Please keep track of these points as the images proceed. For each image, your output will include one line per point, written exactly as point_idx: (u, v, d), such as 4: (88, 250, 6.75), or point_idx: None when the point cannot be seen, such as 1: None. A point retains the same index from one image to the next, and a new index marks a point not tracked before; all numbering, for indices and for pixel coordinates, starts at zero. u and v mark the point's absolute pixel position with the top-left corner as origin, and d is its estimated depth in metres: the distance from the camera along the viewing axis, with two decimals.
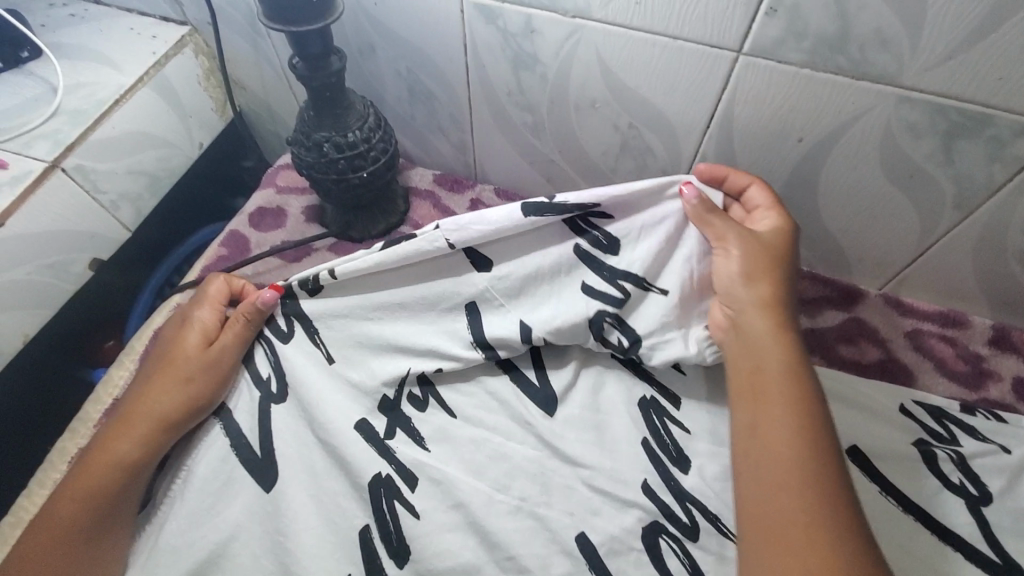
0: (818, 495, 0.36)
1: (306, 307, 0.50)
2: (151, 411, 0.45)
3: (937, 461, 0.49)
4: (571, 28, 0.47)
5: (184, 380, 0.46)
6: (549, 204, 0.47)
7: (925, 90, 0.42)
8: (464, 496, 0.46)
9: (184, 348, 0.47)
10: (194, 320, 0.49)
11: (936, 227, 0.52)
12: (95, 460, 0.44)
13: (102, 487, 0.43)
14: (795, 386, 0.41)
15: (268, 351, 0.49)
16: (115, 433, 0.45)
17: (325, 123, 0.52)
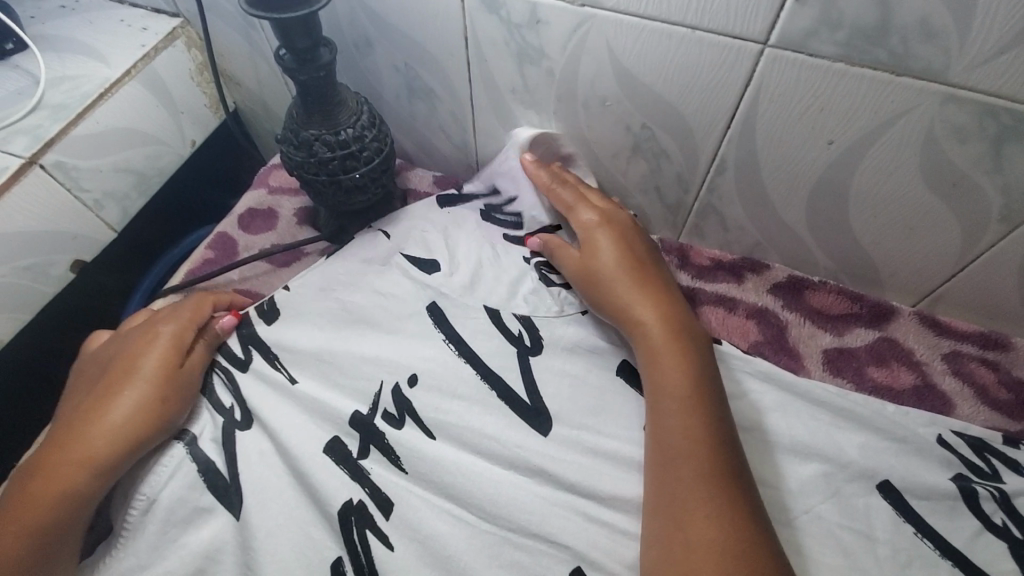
0: (709, 481, 0.39)
1: (261, 331, 0.49)
2: (110, 433, 0.41)
3: (978, 500, 0.44)
4: (579, 18, 0.44)
5: (149, 400, 0.43)
6: (457, 196, 0.61)
7: (975, 89, 0.38)
8: (445, 530, 0.42)
9: (152, 365, 0.44)
10: (163, 334, 0.47)
11: (978, 241, 0.47)
12: (43, 485, 0.40)
13: (49, 518, 0.39)
14: (675, 370, 0.44)
15: (225, 381, 0.47)
16: (68, 457, 0.41)
17: (315, 120, 0.49)
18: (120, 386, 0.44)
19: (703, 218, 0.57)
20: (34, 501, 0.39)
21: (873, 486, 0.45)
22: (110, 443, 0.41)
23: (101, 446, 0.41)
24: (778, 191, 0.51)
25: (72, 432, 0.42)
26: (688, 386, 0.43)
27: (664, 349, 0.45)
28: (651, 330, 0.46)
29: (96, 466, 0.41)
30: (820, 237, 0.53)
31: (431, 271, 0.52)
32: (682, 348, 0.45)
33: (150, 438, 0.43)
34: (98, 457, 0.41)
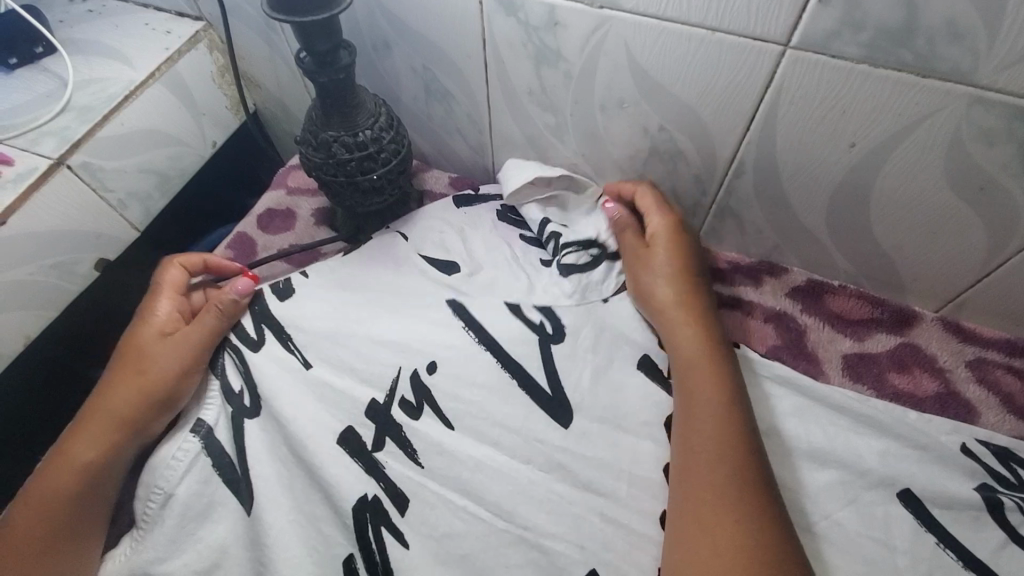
0: (743, 496, 0.39)
1: (274, 310, 0.49)
2: (114, 408, 0.45)
3: (1004, 512, 0.43)
4: (597, 20, 0.43)
5: (143, 375, 0.45)
6: (474, 196, 0.62)
7: (1004, 91, 0.37)
8: (462, 527, 0.43)
9: (150, 343, 0.47)
10: (158, 312, 0.49)
11: (1005, 246, 0.46)
12: (60, 461, 0.44)
13: (64, 490, 0.43)
14: (710, 388, 0.45)
15: (236, 361, 0.47)
16: (81, 433, 0.45)
17: (334, 121, 0.49)
18: (118, 368, 0.47)
19: (721, 220, 0.57)
20: (50, 475, 0.43)
21: (893, 494, 0.44)
22: (111, 419, 0.45)
23: (106, 423, 0.45)
24: (798, 194, 0.50)
25: (86, 410, 0.46)
26: (720, 402, 0.44)
27: (700, 369, 0.46)
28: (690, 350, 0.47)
29: (102, 441, 0.44)
30: (840, 240, 0.53)
31: (448, 271, 0.54)
32: (718, 371, 0.46)
33: (146, 412, 0.45)
34: (104, 432, 0.44)
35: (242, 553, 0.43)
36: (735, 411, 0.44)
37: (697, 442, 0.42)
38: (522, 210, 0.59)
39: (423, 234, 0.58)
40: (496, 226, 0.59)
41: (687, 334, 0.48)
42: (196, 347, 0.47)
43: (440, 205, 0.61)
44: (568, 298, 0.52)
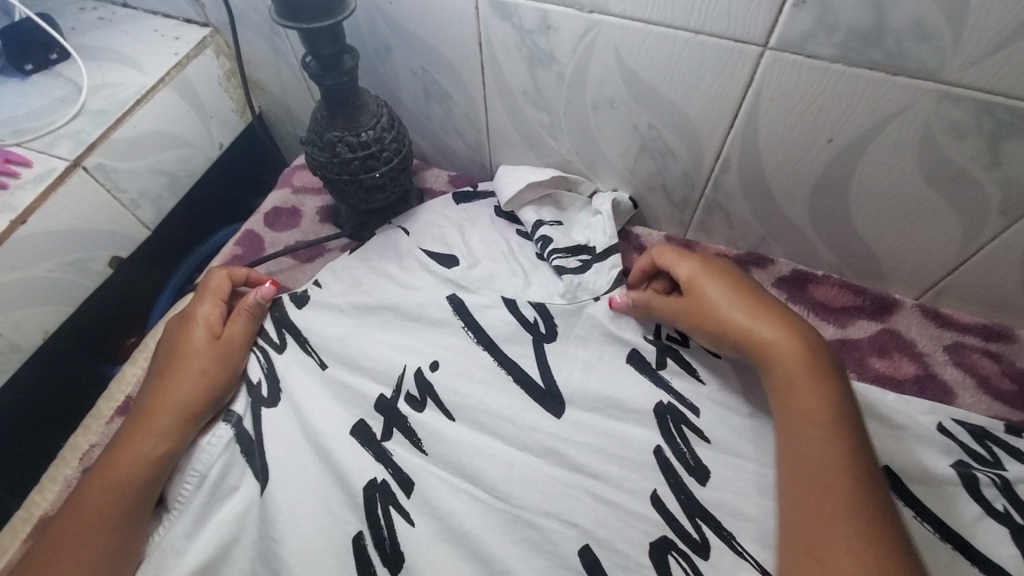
0: (858, 495, 0.40)
1: (296, 319, 0.53)
2: (170, 402, 0.47)
3: (978, 486, 0.45)
4: (587, 24, 0.46)
5: (192, 372, 0.48)
6: (473, 192, 0.65)
7: (969, 87, 0.39)
8: (463, 507, 0.46)
9: (195, 343, 0.50)
10: (200, 315, 0.52)
11: (979, 234, 0.49)
12: (117, 457, 0.45)
13: (124, 484, 0.44)
14: (815, 401, 0.43)
15: (261, 358, 0.52)
16: (136, 430, 0.46)
17: (338, 123, 0.52)
18: (172, 366, 0.49)
19: (710, 215, 0.59)
20: (108, 472, 0.44)
21: None
22: (164, 414, 0.47)
23: (161, 418, 0.46)
24: (782, 188, 0.52)
25: (137, 410, 0.48)
26: (827, 414, 0.43)
27: (800, 381, 0.44)
28: (786, 363, 0.45)
29: (156, 436, 0.46)
30: (824, 231, 0.55)
31: (449, 265, 0.57)
32: (820, 380, 0.44)
33: (196, 406, 0.47)
34: (158, 427, 0.46)
35: (252, 531, 0.45)
36: (839, 419, 0.43)
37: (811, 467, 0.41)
38: (517, 210, 0.62)
39: (424, 228, 0.61)
40: (494, 221, 0.62)
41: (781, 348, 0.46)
42: (238, 346, 0.51)
43: (440, 202, 0.64)
44: (561, 299, 0.55)
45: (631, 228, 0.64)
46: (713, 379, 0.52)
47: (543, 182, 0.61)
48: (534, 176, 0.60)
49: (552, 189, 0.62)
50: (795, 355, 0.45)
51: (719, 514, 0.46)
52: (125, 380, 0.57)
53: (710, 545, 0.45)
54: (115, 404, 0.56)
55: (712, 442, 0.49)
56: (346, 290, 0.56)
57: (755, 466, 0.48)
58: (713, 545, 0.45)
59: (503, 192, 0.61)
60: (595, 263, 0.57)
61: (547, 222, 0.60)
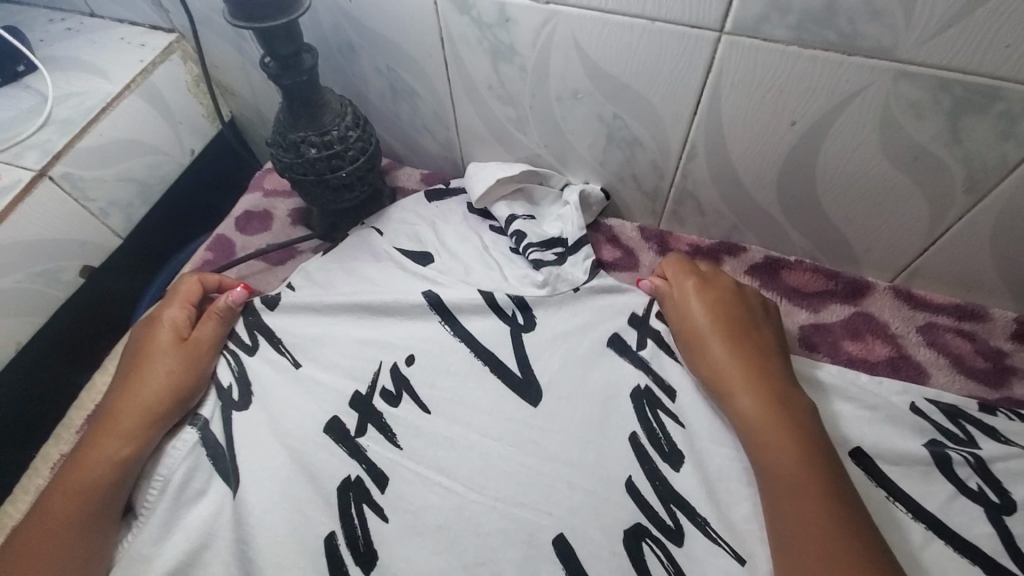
0: (814, 489, 0.41)
1: (268, 321, 0.54)
2: (135, 406, 0.47)
3: (951, 465, 0.45)
4: (545, 15, 0.46)
5: (157, 375, 0.48)
6: (445, 189, 0.65)
7: (925, 65, 0.39)
8: (437, 501, 0.46)
9: (160, 346, 0.50)
10: (168, 318, 0.52)
11: (946, 212, 0.49)
12: (82, 461, 0.45)
13: (88, 489, 0.44)
14: (775, 426, 0.45)
15: (231, 361, 0.51)
16: (100, 435, 0.46)
17: (301, 123, 0.52)
18: (138, 370, 0.49)
19: (681, 204, 0.59)
20: (73, 476, 0.44)
21: (846, 452, 0.47)
22: (129, 418, 0.46)
23: (126, 421, 0.46)
24: (749, 173, 0.52)
25: (101, 414, 0.47)
26: (790, 438, 0.44)
27: (762, 408, 0.46)
28: (743, 391, 0.47)
29: (120, 441, 0.46)
30: (793, 216, 0.55)
31: (424, 263, 0.57)
32: (778, 406, 0.46)
33: (162, 409, 0.47)
34: (122, 431, 0.46)
35: (226, 535, 0.45)
36: (801, 442, 0.44)
37: (789, 497, 0.41)
38: (489, 206, 0.61)
39: (398, 227, 0.61)
40: (466, 218, 0.62)
41: (737, 372, 0.48)
42: (205, 349, 0.51)
43: (412, 200, 0.63)
44: (539, 289, 0.54)
45: (603, 220, 0.64)
46: None
47: (510, 179, 0.60)
48: (502, 173, 0.60)
49: (522, 184, 0.61)
50: (754, 381, 0.47)
51: (693, 499, 0.46)
52: (96, 389, 0.57)
53: (684, 531, 0.45)
54: (85, 413, 0.56)
55: (686, 427, 0.49)
56: (316, 291, 0.56)
57: (729, 451, 0.47)
58: (687, 531, 0.45)
59: (474, 189, 0.60)
60: (571, 254, 0.57)
61: (520, 216, 0.60)
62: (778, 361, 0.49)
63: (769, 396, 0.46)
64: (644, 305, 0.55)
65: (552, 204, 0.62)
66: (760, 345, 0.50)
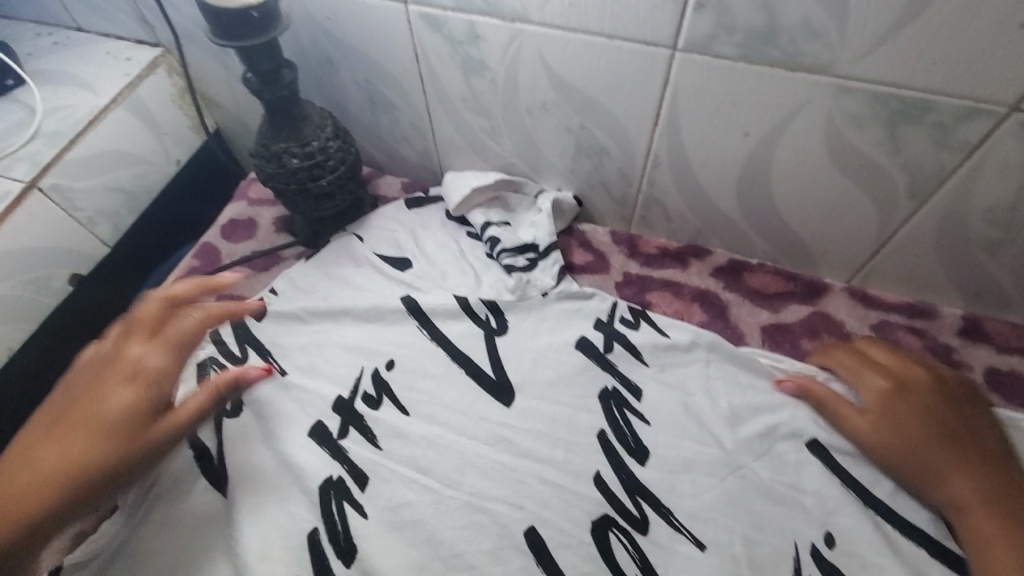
0: None
1: (256, 332, 0.57)
2: (97, 447, 0.43)
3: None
4: (511, 33, 0.49)
5: (129, 425, 0.44)
6: (426, 196, 0.67)
7: (862, 79, 0.42)
8: (415, 497, 0.48)
9: (148, 388, 0.46)
10: (135, 356, 0.47)
11: (894, 215, 0.51)
12: (23, 483, 0.41)
13: (33, 494, 0.40)
14: (1008, 539, 0.42)
15: (221, 373, 0.54)
16: (48, 462, 0.42)
17: (283, 135, 0.54)
18: (116, 396, 0.45)
19: (649, 210, 0.62)
20: (23, 472, 0.41)
21: (803, 443, 0.50)
22: (89, 456, 0.42)
23: (98, 440, 0.43)
24: (711, 180, 0.55)
25: (57, 428, 0.43)
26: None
27: (992, 518, 0.43)
28: (967, 495, 0.44)
29: (75, 456, 0.42)
30: (754, 221, 0.58)
31: (403, 268, 0.60)
32: (1011, 515, 0.43)
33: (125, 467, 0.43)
34: (77, 448, 0.42)
35: (215, 532, 0.47)
36: None
37: None
38: (466, 213, 0.64)
39: (379, 235, 0.63)
40: (445, 225, 0.64)
41: (961, 480, 0.45)
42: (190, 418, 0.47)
43: (392, 208, 0.66)
44: (510, 295, 0.57)
45: (576, 225, 0.66)
46: (654, 362, 0.55)
47: (487, 187, 0.63)
48: (478, 181, 0.62)
49: (499, 192, 0.64)
50: (974, 486, 0.44)
51: (658, 492, 0.48)
52: None
53: (649, 520, 0.47)
54: None
55: (652, 424, 0.51)
56: (299, 297, 0.59)
57: (692, 445, 0.50)
58: (651, 520, 0.47)
59: (452, 196, 0.63)
60: (541, 261, 0.60)
61: (494, 223, 0.62)
62: (1016, 476, 0.45)
63: (1013, 518, 0.42)
64: (608, 310, 0.57)
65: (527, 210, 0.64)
66: (987, 459, 0.46)
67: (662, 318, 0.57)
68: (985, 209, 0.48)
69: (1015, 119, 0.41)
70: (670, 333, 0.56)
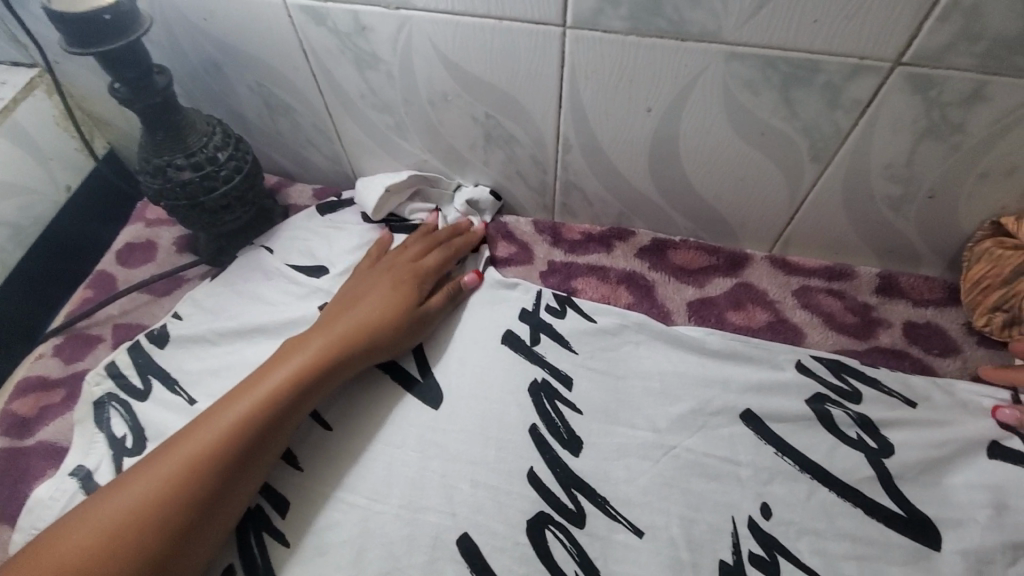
0: None
1: (160, 362, 0.53)
2: (362, 331, 0.49)
3: (836, 424, 0.48)
4: (398, 21, 0.47)
5: (409, 308, 0.51)
6: (338, 202, 0.63)
7: (748, 44, 0.42)
8: (340, 517, 0.45)
9: (415, 283, 0.53)
10: (413, 264, 0.55)
11: (801, 181, 0.52)
12: (267, 371, 0.46)
13: (192, 466, 0.41)
14: None
15: (124, 413, 0.50)
16: (294, 346, 0.48)
17: (165, 147, 0.51)
18: (401, 291, 0.52)
19: (569, 196, 0.60)
20: (187, 437, 0.42)
21: (736, 415, 0.49)
22: (353, 343, 0.48)
23: (264, 386, 0.45)
24: (622, 160, 0.54)
25: (302, 341, 0.48)
26: None
27: None
28: None
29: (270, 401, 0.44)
30: (670, 198, 0.57)
31: (317, 276, 0.57)
32: None
33: (411, 332, 0.51)
34: (276, 400, 0.44)
35: None
36: None
37: None
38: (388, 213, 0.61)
39: (289, 245, 0.59)
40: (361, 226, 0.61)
41: None
42: (432, 316, 0.53)
43: (303, 216, 0.62)
44: None
45: (498, 218, 0.64)
46: (583, 348, 0.53)
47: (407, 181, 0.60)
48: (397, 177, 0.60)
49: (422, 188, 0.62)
50: None
51: (593, 482, 0.46)
52: None
53: (585, 513, 0.45)
54: None
55: (584, 413, 0.49)
56: (204, 319, 0.55)
57: (625, 430, 0.49)
58: (588, 513, 0.45)
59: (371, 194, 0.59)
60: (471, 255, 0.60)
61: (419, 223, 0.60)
62: None
63: None
64: (533, 300, 0.56)
65: (445, 206, 0.62)
66: None
67: (588, 302, 0.56)
68: (885, 166, 0.49)
69: (900, 73, 0.41)
70: (597, 318, 0.55)
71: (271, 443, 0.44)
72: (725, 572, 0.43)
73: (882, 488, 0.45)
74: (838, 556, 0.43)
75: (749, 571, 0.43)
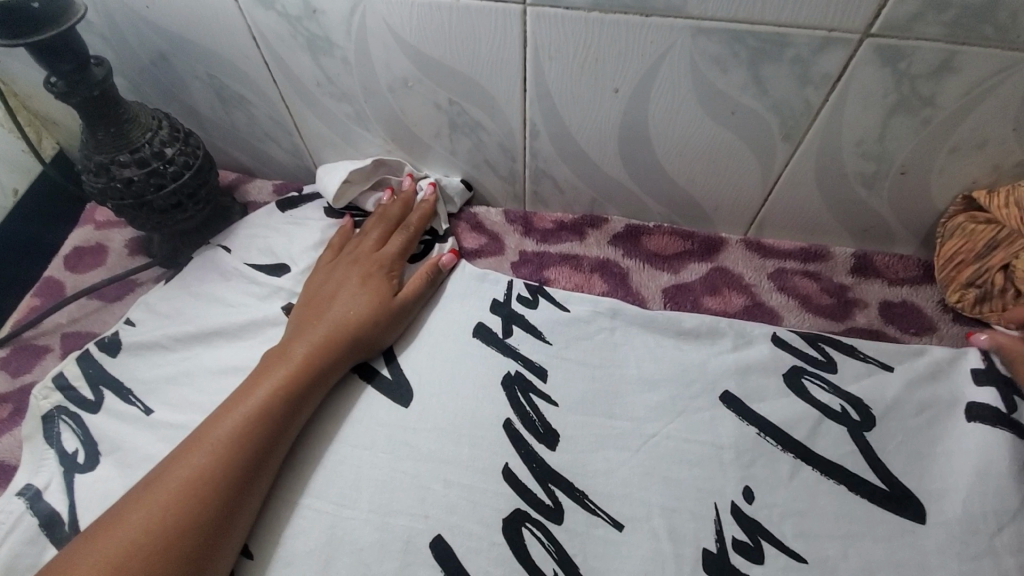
0: None
1: (113, 371, 0.50)
2: (345, 333, 0.48)
3: (807, 391, 0.48)
4: (351, 2, 0.44)
5: (389, 301, 0.50)
6: (299, 197, 0.61)
7: (715, 18, 0.40)
8: (307, 525, 0.42)
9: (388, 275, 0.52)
10: (383, 257, 0.53)
11: (774, 160, 0.51)
12: (248, 387, 0.44)
13: (188, 493, 0.39)
14: None
15: (75, 426, 0.47)
16: (273, 360, 0.46)
17: (107, 143, 0.48)
18: (376, 286, 0.51)
19: (540, 183, 0.59)
20: (175, 466, 0.40)
21: (715, 400, 0.48)
22: (335, 345, 0.47)
23: (250, 400, 0.43)
24: (592, 144, 0.53)
25: (283, 351, 0.46)
26: None
27: None
28: None
29: (260, 414, 0.42)
30: (642, 183, 0.56)
31: (278, 274, 0.54)
32: None
33: (396, 324, 0.50)
34: (259, 413, 0.42)
35: None
36: None
37: None
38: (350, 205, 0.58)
39: (247, 242, 0.57)
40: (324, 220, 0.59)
41: None
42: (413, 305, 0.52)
43: (262, 213, 0.60)
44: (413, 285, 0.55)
45: (468, 208, 0.62)
46: (558, 339, 0.51)
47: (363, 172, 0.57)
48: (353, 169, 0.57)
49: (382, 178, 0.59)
50: None
51: (571, 475, 0.45)
52: None
53: (563, 509, 0.43)
54: None
55: (560, 406, 0.48)
56: (158, 324, 0.52)
57: (603, 421, 0.47)
58: (566, 508, 0.43)
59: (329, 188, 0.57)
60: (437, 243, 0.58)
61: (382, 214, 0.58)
62: None
63: None
64: (505, 291, 0.54)
65: None
66: None
67: (561, 291, 0.54)
68: (856, 143, 0.48)
69: (869, 45, 0.40)
70: (571, 307, 0.53)
71: (270, 457, 0.42)
72: (711, 559, 0.42)
73: (865, 467, 0.45)
74: (823, 539, 0.42)
75: (733, 558, 0.42)
